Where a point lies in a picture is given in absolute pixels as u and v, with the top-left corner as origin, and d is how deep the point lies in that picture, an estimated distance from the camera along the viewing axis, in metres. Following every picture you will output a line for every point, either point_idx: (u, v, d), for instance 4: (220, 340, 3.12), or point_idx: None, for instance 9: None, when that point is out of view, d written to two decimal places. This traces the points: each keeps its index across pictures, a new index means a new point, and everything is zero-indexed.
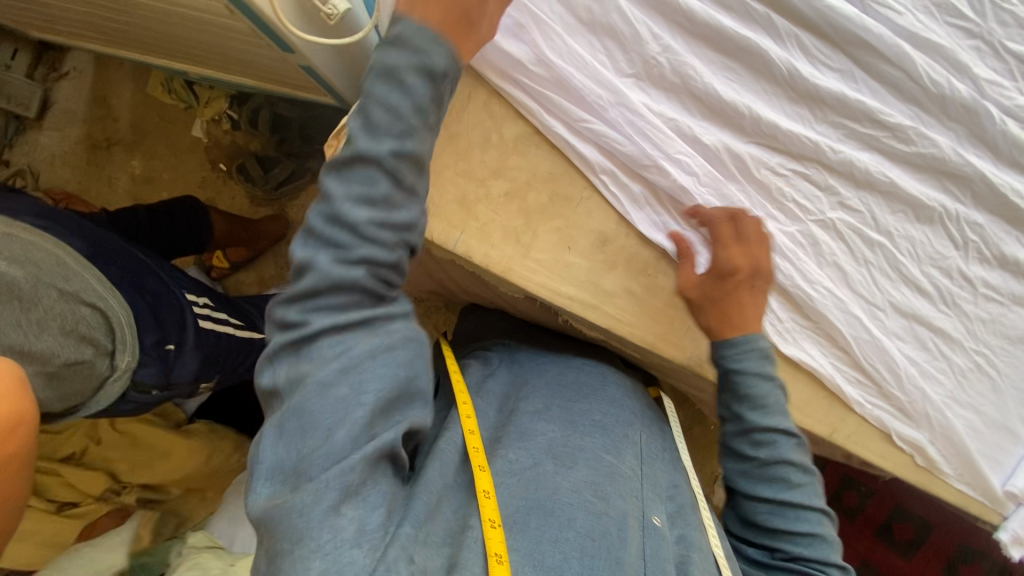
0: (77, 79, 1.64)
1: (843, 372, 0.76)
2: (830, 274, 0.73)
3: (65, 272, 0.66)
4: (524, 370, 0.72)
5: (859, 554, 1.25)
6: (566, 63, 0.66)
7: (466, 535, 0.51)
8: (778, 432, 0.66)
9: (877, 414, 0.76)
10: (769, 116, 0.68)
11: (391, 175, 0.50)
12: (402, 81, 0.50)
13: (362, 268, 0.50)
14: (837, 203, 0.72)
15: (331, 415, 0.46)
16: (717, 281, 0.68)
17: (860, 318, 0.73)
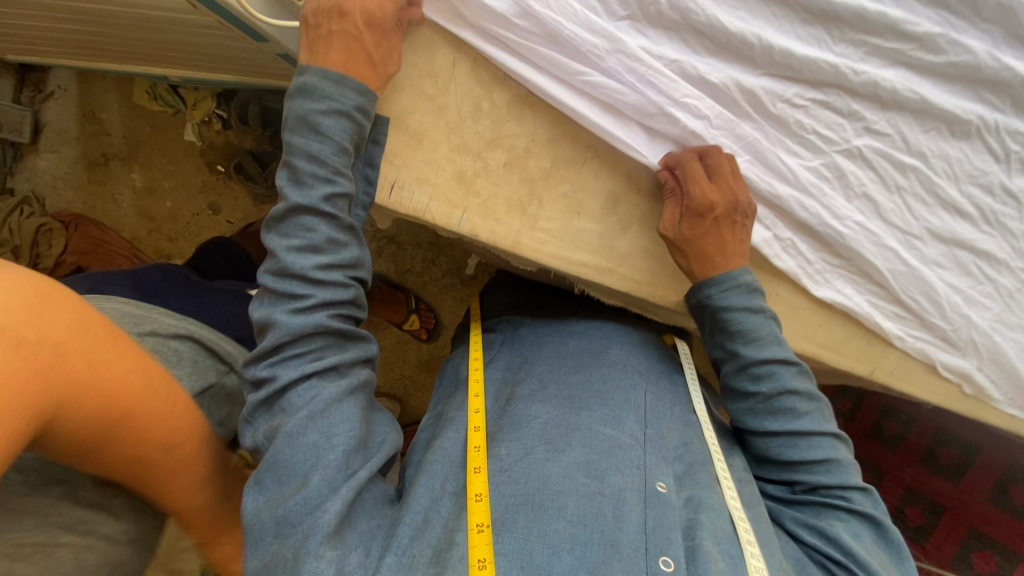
0: (63, 98, 1.62)
1: (880, 308, 0.72)
2: (860, 209, 0.68)
3: (136, 318, 0.64)
4: (522, 353, 0.75)
5: (903, 481, 1.28)
6: (556, 13, 0.59)
7: (451, 553, 0.49)
8: (777, 363, 0.65)
9: (920, 347, 0.73)
10: (781, 44, 0.63)
11: (327, 221, 0.56)
12: (318, 126, 0.55)
13: (319, 311, 0.56)
14: (863, 128, 0.66)
15: (303, 461, 0.51)
16: (693, 218, 0.63)
17: (895, 250, 0.69)
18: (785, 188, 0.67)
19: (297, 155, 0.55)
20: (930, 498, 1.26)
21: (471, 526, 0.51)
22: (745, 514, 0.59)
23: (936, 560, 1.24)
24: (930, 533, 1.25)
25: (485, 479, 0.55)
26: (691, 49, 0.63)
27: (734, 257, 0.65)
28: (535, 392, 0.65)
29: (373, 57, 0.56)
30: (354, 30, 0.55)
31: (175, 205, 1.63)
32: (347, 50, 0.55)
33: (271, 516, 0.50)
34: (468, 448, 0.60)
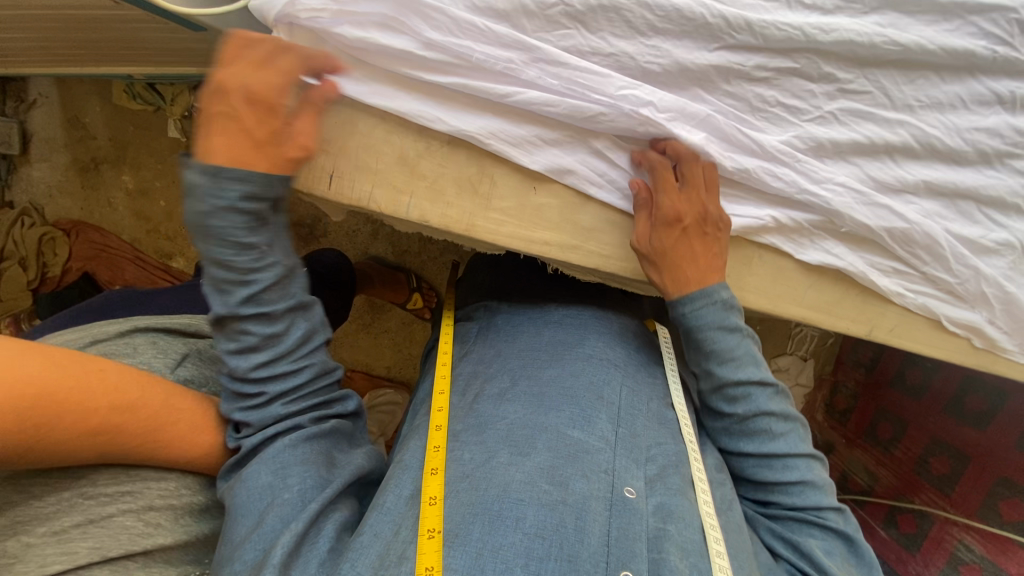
0: (46, 106, 1.61)
1: (876, 264, 0.66)
2: (842, 165, 0.63)
3: (86, 332, 0.65)
4: (495, 345, 0.72)
5: (927, 432, 1.20)
6: (461, 37, 0.56)
7: (400, 568, 0.47)
8: (753, 383, 0.63)
9: (922, 302, 0.67)
10: (733, 12, 0.57)
11: (257, 320, 0.55)
12: (218, 230, 0.51)
13: (279, 401, 0.58)
14: (836, 90, 0.60)
15: (260, 500, 0.53)
16: (661, 230, 0.61)
17: (890, 207, 0.62)
18: (750, 162, 0.61)
19: (210, 265, 0.53)
20: (956, 446, 1.16)
21: (422, 533, 0.51)
22: (716, 523, 0.57)
23: (961, 509, 1.11)
24: (956, 483, 1.14)
25: (440, 483, 0.56)
26: (635, 28, 0.57)
27: (708, 270, 0.62)
28: (504, 390, 0.63)
29: (257, 136, 0.51)
30: (232, 111, 0.51)
31: (169, 204, 1.63)
32: (230, 132, 0.51)
33: (227, 560, 0.50)
34: (428, 450, 0.60)
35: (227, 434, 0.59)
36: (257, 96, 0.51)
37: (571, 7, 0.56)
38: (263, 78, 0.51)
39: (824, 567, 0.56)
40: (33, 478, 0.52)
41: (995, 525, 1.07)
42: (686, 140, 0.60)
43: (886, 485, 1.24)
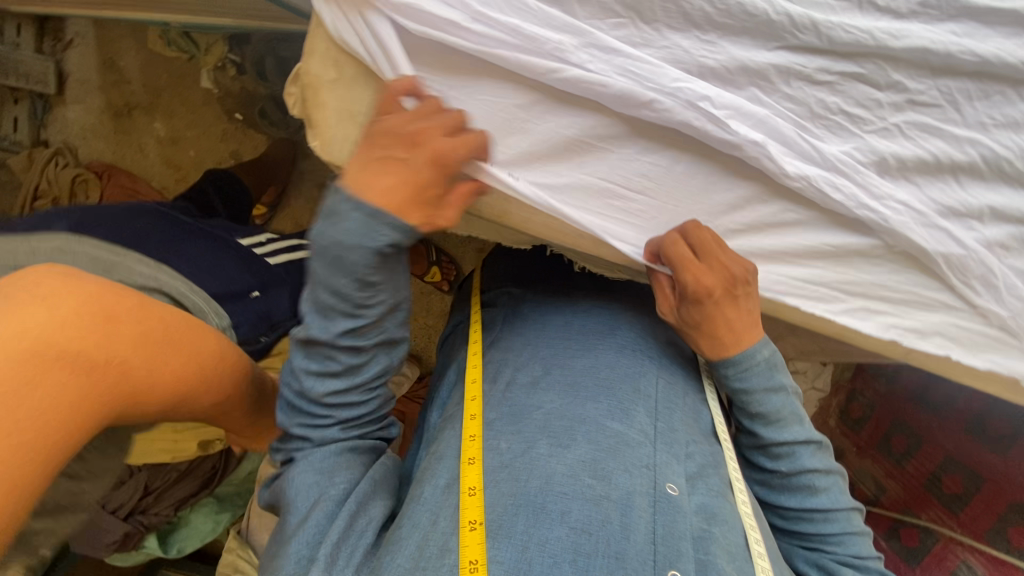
0: (83, 47, 1.61)
1: (921, 290, 0.64)
2: (902, 185, 0.59)
3: (105, 265, 0.62)
4: (524, 334, 0.72)
5: (943, 449, 1.17)
6: (510, 16, 0.54)
7: (444, 560, 0.48)
8: (798, 443, 0.63)
9: (967, 333, 0.65)
10: (799, 10, 0.53)
11: (347, 351, 0.57)
12: (347, 264, 0.52)
13: (335, 426, 0.61)
14: (906, 101, 0.56)
15: (304, 500, 0.56)
16: (695, 309, 0.63)
17: (949, 231, 0.59)
18: (812, 170, 0.58)
19: (321, 287, 0.54)
20: (971, 465, 1.14)
21: (463, 524, 0.52)
22: (755, 523, 0.58)
23: (970, 529, 1.10)
24: (966, 503, 1.13)
25: (479, 473, 0.56)
26: (692, 21, 0.54)
27: (744, 333, 0.63)
28: (537, 380, 0.64)
29: (428, 191, 0.52)
30: (398, 155, 0.51)
31: (198, 154, 1.61)
32: (404, 177, 0.51)
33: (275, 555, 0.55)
34: (465, 438, 0.60)
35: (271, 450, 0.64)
36: (442, 157, 0.52)
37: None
38: (451, 145, 0.52)
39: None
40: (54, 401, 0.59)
41: (1000, 551, 1.06)
42: (742, 140, 0.56)
43: (893, 496, 1.22)
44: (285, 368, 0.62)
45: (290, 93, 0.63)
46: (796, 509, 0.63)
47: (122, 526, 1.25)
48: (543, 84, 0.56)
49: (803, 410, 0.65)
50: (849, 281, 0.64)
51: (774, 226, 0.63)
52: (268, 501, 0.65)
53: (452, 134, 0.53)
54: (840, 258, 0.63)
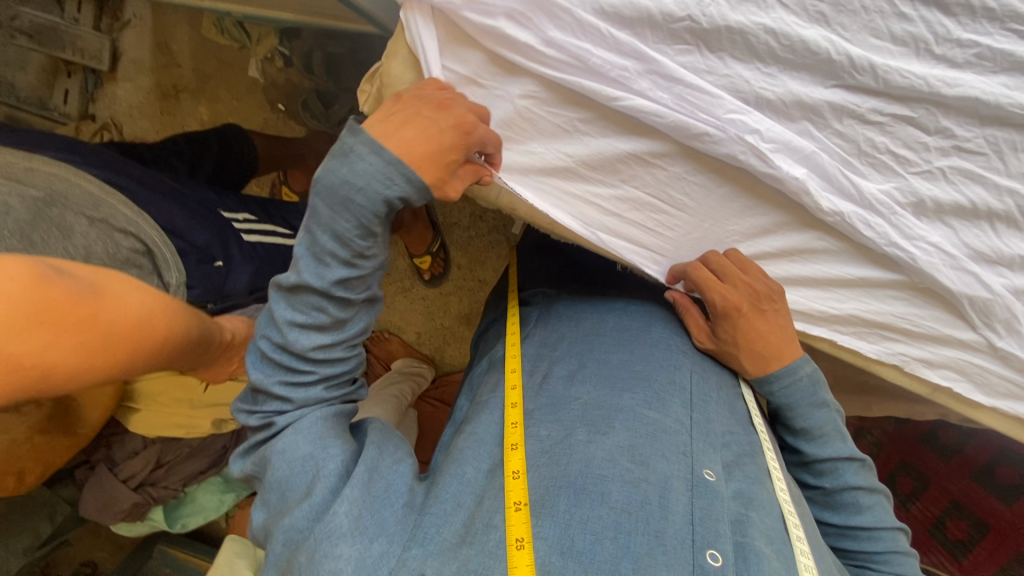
0: (138, 27, 1.66)
1: (946, 330, 0.66)
2: (937, 227, 0.61)
3: (93, 201, 0.72)
4: (557, 330, 0.75)
5: (949, 493, 1.18)
6: (582, 38, 0.56)
7: (491, 537, 0.52)
8: (841, 459, 0.66)
9: (987, 375, 0.67)
10: (859, 51, 0.55)
11: (336, 302, 0.58)
12: (347, 211, 0.54)
13: (319, 386, 0.62)
14: (951, 146, 0.59)
15: (304, 474, 0.56)
16: (726, 321, 0.67)
17: (978, 275, 0.61)
18: (845, 206, 0.60)
19: (322, 232, 0.55)
20: (976, 513, 1.16)
21: (508, 504, 0.55)
22: (793, 508, 0.60)
23: None
24: (969, 549, 1.16)
25: (522, 457, 0.58)
26: (756, 53, 0.56)
27: (779, 346, 0.68)
28: (574, 372, 0.67)
29: (446, 151, 0.55)
30: (424, 113, 0.55)
31: None
32: (427, 132, 0.54)
33: (280, 521, 0.55)
34: (507, 424, 0.63)
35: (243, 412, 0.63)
36: (465, 124, 0.56)
37: (697, 24, 0.55)
38: (483, 130, 0.58)
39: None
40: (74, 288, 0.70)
41: None
42: (789, 174, 0.59)
43: None
44: (263, 323, 0.62)
45: (364, 91, 0.68)
46: (840, 523, 0.66)
47: (130, 496, 1.30)
48: (603, 105, 0.59)
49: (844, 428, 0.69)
50: (869, 311, 0.67)
51: (812, 254, 0.65)
52: (243, 472, 0.63)
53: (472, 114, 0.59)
54: (862, 290, 0.66)
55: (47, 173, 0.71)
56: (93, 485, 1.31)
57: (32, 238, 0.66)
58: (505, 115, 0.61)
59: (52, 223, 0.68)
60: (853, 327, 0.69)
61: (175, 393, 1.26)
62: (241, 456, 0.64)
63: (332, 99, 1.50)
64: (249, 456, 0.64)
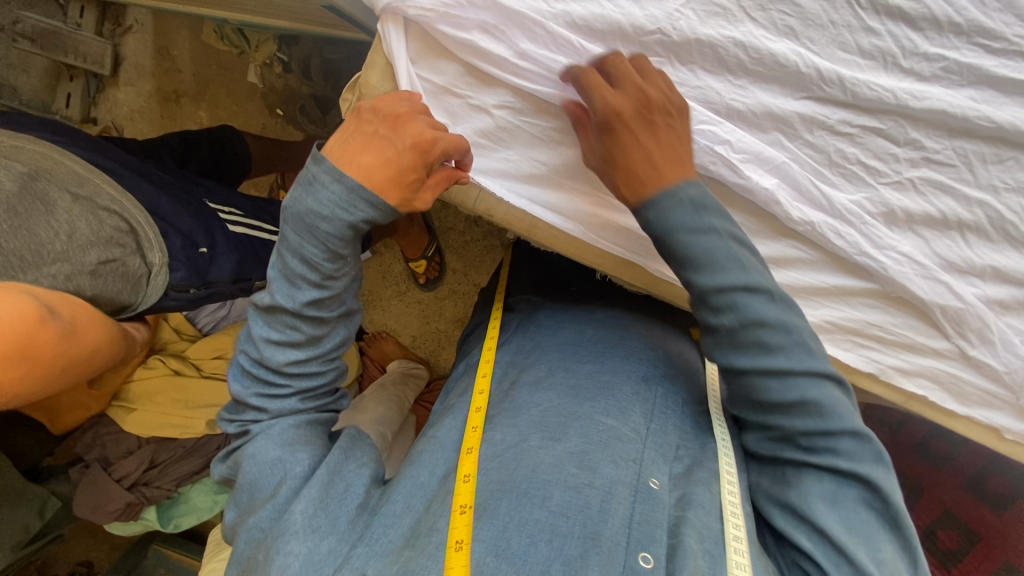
0: (140, 33, 1.69)
1: (920, 339, 0.66)
2: (908, 237, 0.62)
3: (79, 180, 0.75)
4: (533, 337, 0.78)
5: (941, 503, 1.18)
6: (555, 50, 0.57)
7: (431, 538, 0.53)
8: (788, 353, 0.57)
9: (961, 384, 0.68)
10: (827, 64, 0.56)
11: (308, 320, 0.63)
12: (314, 236, 0.58)
13: (294, 397, 0.66)
14: (920, 158, 0.60)
15: (272, 476, 0.60)
16: (606, 135, 0.57)
17: (949, 285, 0.62)
18: (817, 216, 0.61)
19: (291, 256, 0.60)
20: (966, 523, 1.16)
21: (455, 508, 0.56)
22: (740, 510, 0.59)
23: None
24: (960, 560, 1.15)
25: (474, 462, 0.61)
26: (726, 65, 0.58)
27: (666, 166, 0.57)
28: (540, 379, 0.69)
29: (402, 172, 0.57)
30: (380, 131, 0.57)
31: None
32: (384, 156, 0.56)
33: (247, 519, 0.59)
34: (467, 428, 0.66)
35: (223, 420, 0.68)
36: (422, 142, 0.56)
37: (668, 37, 0.56)
38: (444, 139, 0.57)
39: (844, 548, 0.52)
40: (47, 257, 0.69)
41: None
42: (759, 184, 0.60)
43: None
44: (244, 339, 0.68)
45: (345, 100, 0.67)
46: (796, 457, 0.58)
47: (123, 495, 1.31)
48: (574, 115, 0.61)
49: (808, 335, 0.58)
50: (843, 319, 0.67)
51: (788, 264, 0.65)
52: (222, 475, 0.68)
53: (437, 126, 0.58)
54: (836, 299, 0.66)
55: (33, 151, 0.75)
56: (87, 483, 1.33)
57: (15, 209, 0.68)
58: (484, 126, 0.62)
59: (36, 197, 0.70)
60: (831, 336, 0.68)
61: (171, 394, 1.32)
62: (219, 460, 0.68)
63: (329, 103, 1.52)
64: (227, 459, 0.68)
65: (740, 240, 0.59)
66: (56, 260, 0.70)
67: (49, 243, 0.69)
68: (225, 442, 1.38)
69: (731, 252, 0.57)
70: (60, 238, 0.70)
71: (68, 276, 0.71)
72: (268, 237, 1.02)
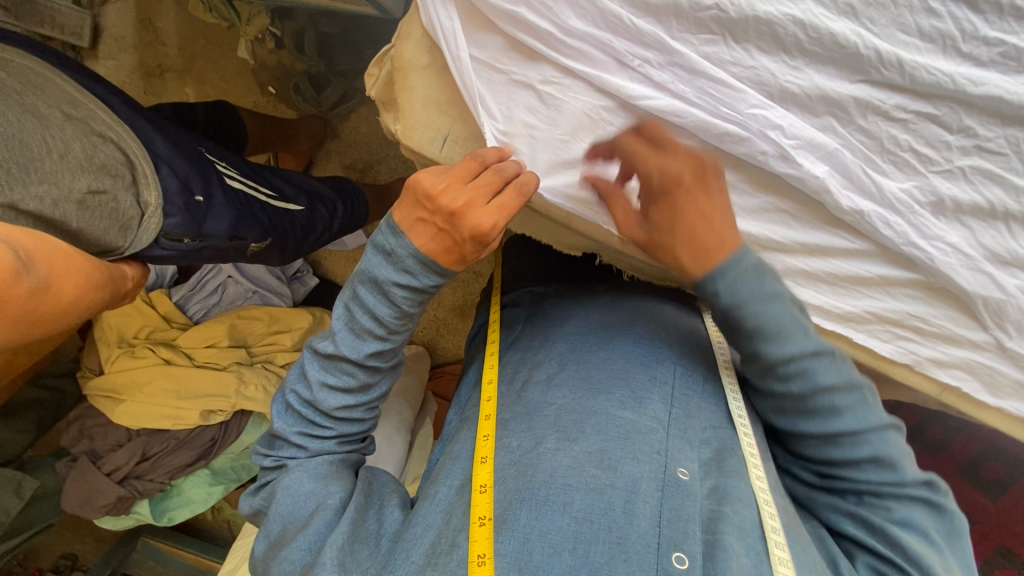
0: (121, 2, 1.59)
1: (957, 330, 0.65)
2: (955, 227, 0.60)
3: (73, 102, 0.69)
4: (543, 331, 0.75)
5: None
6: (603, 28, 0.56)
7: (453, 556, 0.51)
8: (853, 405, 0.56)
9: (994, 376, 0.67)
10: (886, 46, 0.54)
11: (366, 368, 0.63)
12: (388, 293, 0.58)
13: (332, 439, 0.65)
14: (972, 146, 0.57)
15: (305, 506, 0.58)
16: (661, 203, 0.56)
17: (993, 276, 0.60)
18: (865, 205, 0.59)
19: (361, 309, 0.60)
20: (962, 508, 1.18)
21: (473, 520, 0.54)
22: (771, 497, 0.57)
23: None
24: None
25: (490, 471, 0.59)
26: (782, 45, 0.56)
27: (724, 235, 0.55)
28: (552, 376, 0.66)
29: (465, 258, 0.57)
30: (436, 222, 0.55)
31: None
32: (443, 245, 0.56)
33: (275, 559, 0.56)
34: (478, 437, 0.64)
35: (257, 449, 0.67)
36: (481, 233, 0.54)
37: (724, 12, 0.54)
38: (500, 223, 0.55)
39: None
40: (41, 164, 0.61)
41: None
42: (809, 172, 0.58)
43: None
44: (296, 374, 0.66)
45: (371, 73, 0.66)
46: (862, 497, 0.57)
47: (114, 489, 1.26)
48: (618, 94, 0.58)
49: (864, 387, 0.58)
50: (884, 309, 0.66)
51: (830, 254, 0.64)
52: (252, 509, 0.64)
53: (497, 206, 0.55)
54: (877, 289, 0.65)
55: (23, 65, 0.69)
56: (76, 478, 1.28)
57: (6, 116, 0.60)
58: (523, 101, 0.60)
59: (26, 109, 0.63)
60: (869, 325, 0.67)
61: (163, 383, 1.28)
62: (251, 493, 0.65)
63: (325, 82, 1.44)
64: (256, 490, 0.66)
65: (795, 301, 0.57)
66: (44, 179, 0.61)
67: (37, 155, 0.61)
68: (219, 433, 1.31)
69: (793, 319, 0.55)
70: (51, 156, 0.62)
71: (55, 201, 0.61)
72: (267, 201, 0.95)
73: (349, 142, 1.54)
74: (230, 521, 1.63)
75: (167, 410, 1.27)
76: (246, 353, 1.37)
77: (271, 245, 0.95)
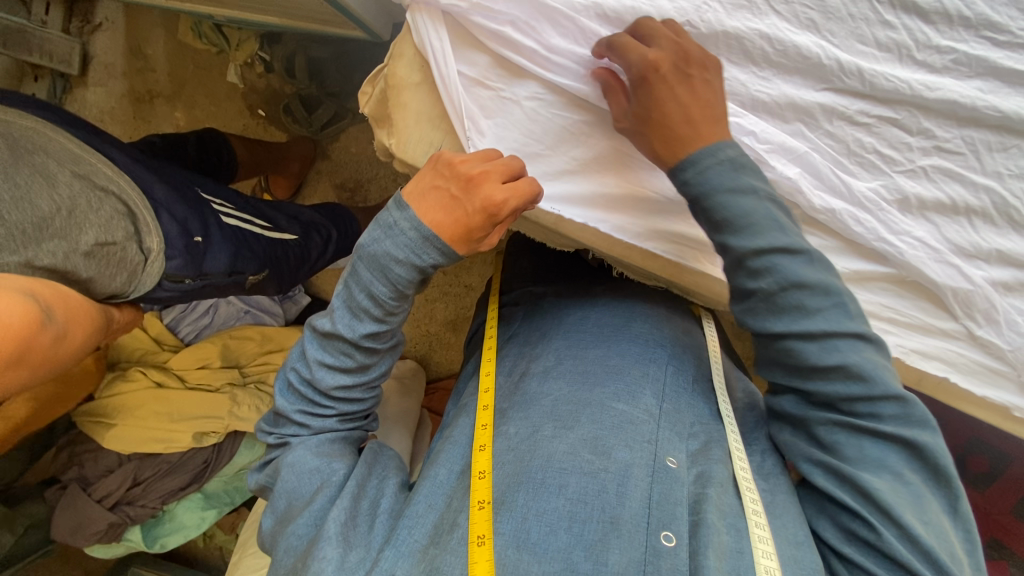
0: (111, 31, 1.61)
1: (930, 321, 0.69)
2: (921, 223, 0.64)
3: (75, 158, 0.69)
4: (541, 328, 0.77)
5: None
6: (585, 45, 0.60)
7: (453, 534, 0.53)
8: (833, 336, 0.55)
9: (968, 364, 0.69)
10: (847, 56, 0.59)
11: (363, 349, 0.64)
12: (385, 272, 0.59)
13: (334, 418, 0.66)
14: (932, 146, 0.61)
15: (309, 484, 0.59)
16: (641, 92, 0.57)
17: (960, 268, 0.64)
18: (837, 204, 0.63)
19: (358, 289, 0.61)
20: None
21: (473, 503, 0.55)
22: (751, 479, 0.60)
23: None
24: None
25: (488, 457, 0.60)
26: (751, 57, 0.60)
27: (702, 120, 0.57)
28: (549, 369, 0.68)
29: (470, 233, 0.59)
30: (451, 190, 0.58)
31: None
32: (452, 216, 0.58)
33: (284, 533, 0.58)
34: (476, 426, 0.65)
35: (262, 427, 0.69)
36: (492, 206, 0.57)
37: (697, 28, 0.59)
38: (511, 200, 0.57)
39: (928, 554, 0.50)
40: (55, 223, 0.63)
41: None
42: (780, 174, 0.62)
43: None
44: (298, 354, 0.68)
45: (365, 92, 0.70)
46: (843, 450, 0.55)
47: (105, 516, 1.24)
48: (601, 107, 0.62)
49: (849, 297, 0.57)
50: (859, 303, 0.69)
51: None
52: (258, 484, 0.66)
53: (511, 180, 0.59)
54: (854, 284, 0.68)
55: (23, 126, 0.68)
56: (64, 506, 1.25)
57: (14, 181, 0.62)
58: (514, 118, 0.64)
59: (35, 170, 0.64)
60: None
61: (154, 406, 1.28)
62: (258, 468, 0.67)
63: (316, 103, 1.45)
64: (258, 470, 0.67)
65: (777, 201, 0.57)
66: (55, 235, 0.63)
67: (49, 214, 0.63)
68: (213, 456, 1.30)
69: (768, 215, 0.56)
70: (62, 214, 0.64)
71: (66, 255, 0.64)
72: (262, 233, 0.96)
73: (339, 162, 1.57)
74: (222, 546, 1.60)
75: (156, 429, 1.26)
76: (239, 373, 1.38)
77: (268, 276, 0.97)
